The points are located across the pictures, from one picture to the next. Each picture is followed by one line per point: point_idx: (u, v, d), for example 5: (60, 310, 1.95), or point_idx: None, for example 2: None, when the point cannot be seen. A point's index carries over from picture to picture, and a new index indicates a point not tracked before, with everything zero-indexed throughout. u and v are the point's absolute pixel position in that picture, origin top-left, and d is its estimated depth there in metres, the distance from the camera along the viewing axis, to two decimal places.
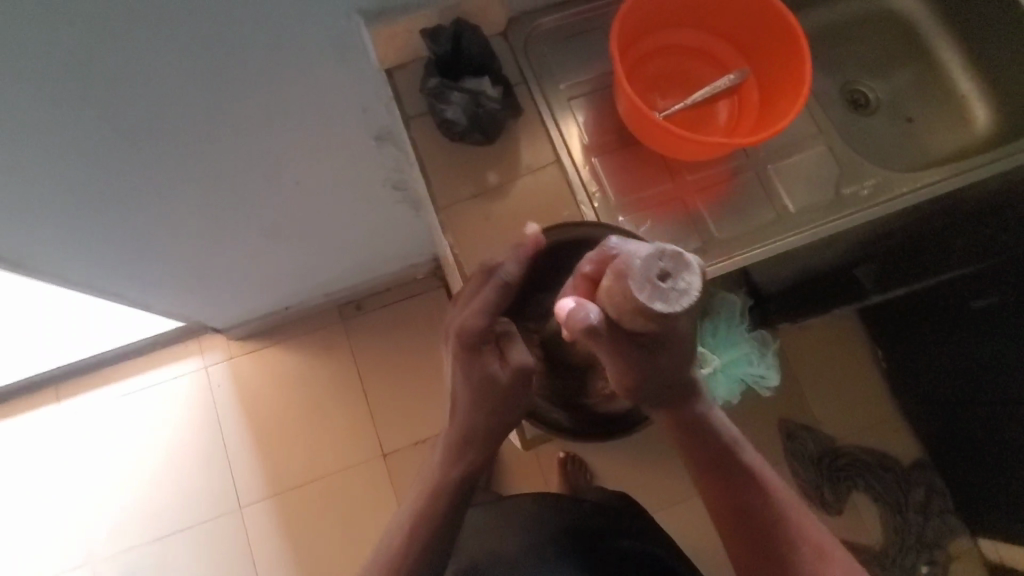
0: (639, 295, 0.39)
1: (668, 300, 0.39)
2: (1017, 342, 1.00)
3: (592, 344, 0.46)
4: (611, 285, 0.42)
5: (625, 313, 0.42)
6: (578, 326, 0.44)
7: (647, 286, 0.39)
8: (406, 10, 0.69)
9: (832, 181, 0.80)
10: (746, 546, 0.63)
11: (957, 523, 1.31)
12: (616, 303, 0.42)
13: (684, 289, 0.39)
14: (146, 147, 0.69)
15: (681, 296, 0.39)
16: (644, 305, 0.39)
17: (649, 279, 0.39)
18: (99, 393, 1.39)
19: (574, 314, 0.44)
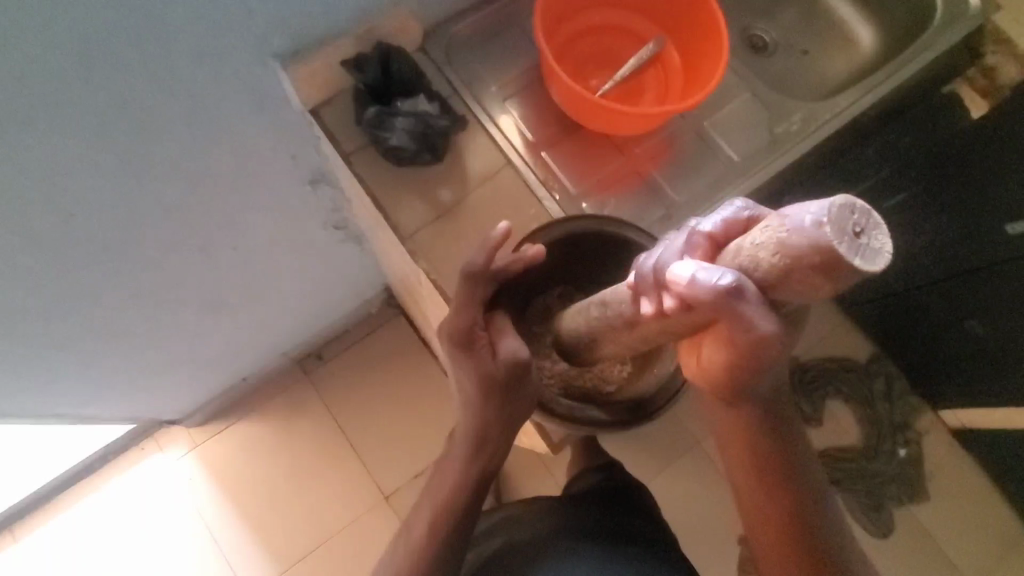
0: (838, 249, 0.33)
1: (868, 256, 0.33)
2: (935, 227, 1.11)
3: (725, 316, 0.41)
4: (785, 241, 0.36)
5: (797, 276, 0.36)
6: (711, 293, 0.40)
7: (846, 238, 0.33)
8: (322, 44, 0.69)
9: (763, 124, 0.85)
10: (791, 546, 0.56)
11: (917, 401, 1.45)
12: (788, 266, 0.36)
13: (879, 249, 0.34)
14: (62, 240, 0.63)
15: (878, 254, 0.33)
16: (841, 259, 0.33)
17: (845, 231, 0.33)
18: (58, 522, 1.27)
19: (701, 281, 0.41)
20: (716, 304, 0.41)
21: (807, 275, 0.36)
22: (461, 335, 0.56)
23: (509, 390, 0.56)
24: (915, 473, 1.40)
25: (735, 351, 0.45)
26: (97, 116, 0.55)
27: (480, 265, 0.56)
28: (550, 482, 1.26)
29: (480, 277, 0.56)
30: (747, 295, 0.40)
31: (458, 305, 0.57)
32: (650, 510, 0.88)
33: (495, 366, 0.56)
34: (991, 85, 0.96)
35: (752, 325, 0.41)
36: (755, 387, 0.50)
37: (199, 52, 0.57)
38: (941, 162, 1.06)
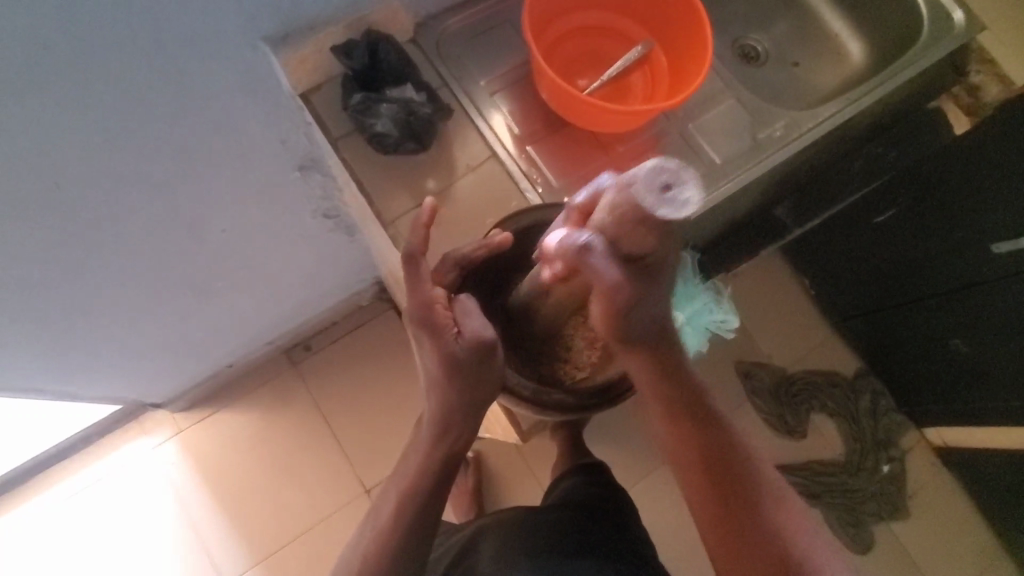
0: (643, 202, 0.41)
1: (671, 207, 0.40)
2: (921, 243, 1.12)
3: (587, 270, 0.49)
4: (614, 201, 0.44)
5: (624, 227, 0.45)
6: (571, 250, 0.48)
7: (651, 195, 0.40)
8: (313, 30, 0.71)
9: (746, 130, 0.86)
10: (709, 493, 0.61)
11: (900, 418, 1.45)
12: (613, 219, 0.45)
13: (683, 200, 0.40)
14: (47, 216, 0.64)
15: (685, 204, 0.40)
16: (646, 211, 0.41)
17: (653, 187, 0.41)
18: (38, 503, 1.27)
19: (565, 241, 0.49)
20: (574, 260, 0.48)
21: (629, 223, 0.43)
22: (419, 315, 0.56)
23: (474, 370, 0.57)
24: (897, 489, 1.40)
25: (604, 306, 0.52)
26: (84, 88, 0.55)
27: (419, 243, 0.57)
28: (532, 482, 1.26)
29: (423, 257, 0.57)
30: (594, 249, 0.47)
31: (410, 284, 0.57)
32: (628, 518, 0.87)
33: (457, 346, 0.56)
34: (976, 103, 1.01)
35: (603, 275, 0.49)
36: (645, 329, 0.56)
37: (188, 30, 0.58)
38: (926, 183, 1.06)
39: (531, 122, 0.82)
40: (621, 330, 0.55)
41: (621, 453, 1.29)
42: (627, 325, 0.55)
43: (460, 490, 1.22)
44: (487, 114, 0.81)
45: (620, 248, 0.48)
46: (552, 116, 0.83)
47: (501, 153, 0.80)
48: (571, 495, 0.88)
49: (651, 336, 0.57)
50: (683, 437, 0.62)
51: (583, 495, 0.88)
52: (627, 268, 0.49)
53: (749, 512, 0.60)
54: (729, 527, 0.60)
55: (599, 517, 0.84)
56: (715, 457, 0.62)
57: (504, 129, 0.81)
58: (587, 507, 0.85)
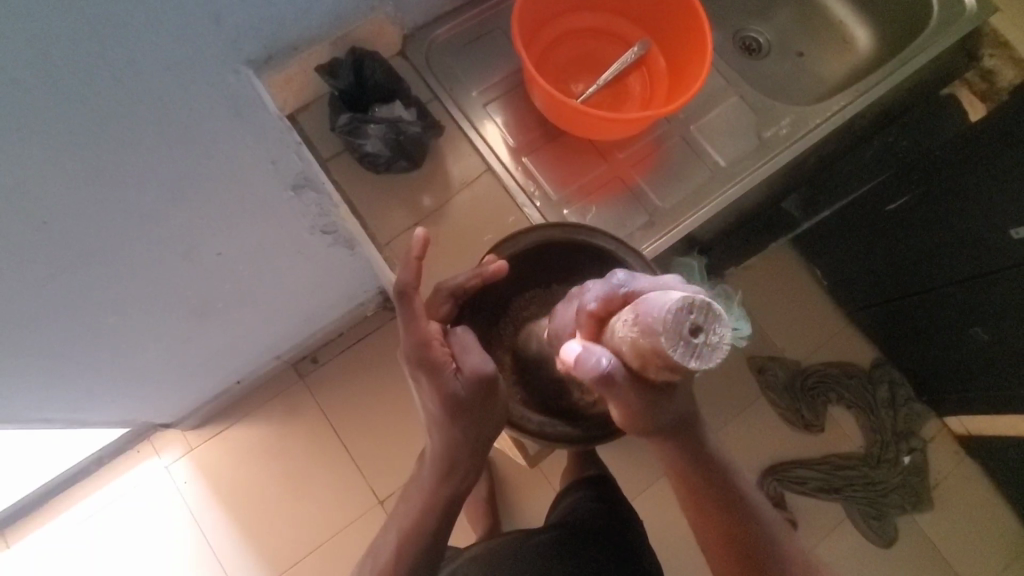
0: (673, 355, 0.39)
1: (702, 359, 0.39)
2: (936, 231, 1.09)
3: (611, 392, 0.48)
4: (636, 340, 0.42)
5: (648, 362, 0.42)
6: (591, 375, 0.46)
7: (680, 346, 0.39)
8: (297, 50, 0.69)
9: (752, 128, 0.83)
10: (709, 520, 0.62)
11: (921, 408, 1.42)
12: (638, 352, 0.42)
13: (715, 346, 0.39)
14: (38, 255, 0.63)
15: (716, 352, 0.39)
16: (675, 363, 0.39)
17: (681, 335, 0.39)
18: (55, 526, 1.28)
19: (582, 363, 0.46)
20: (594, 381, 0.46)
21: (654, 364, 0.42)
22: (416, 353, 0.55)
23: (475, 404, 0.56)
24: (920, 481, 1.37)
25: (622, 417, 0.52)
26: (64, 124, 0.54)
27: (410, 279, 0.54)
28: (545, 490, 1.25)
29: (416, 292, 0.55)
30: (618, 377, 0.46)
31: (407, 322, 0.55)
32: (631, 536, 0.85)
33: (457, 383, 0.55)
34: (990, 88, 0.97)
35: (628, 395, 0.48)
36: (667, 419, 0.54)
37: (169, 60, 0.56)
38: (944, 165, 1.02)
39: (526, 133, 0.80)
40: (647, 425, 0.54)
41: (633, 455, 1.27)
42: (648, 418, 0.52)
43: (473, 505, 1.20)
44: (480, 127, 0.79)
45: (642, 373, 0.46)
46: (547, 125, 0.80)
47: (497, 166, 0.78)
48: (571, 514, 0.86)
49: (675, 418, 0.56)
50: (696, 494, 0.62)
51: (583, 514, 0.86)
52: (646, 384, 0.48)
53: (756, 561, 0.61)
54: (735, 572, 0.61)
55: (598, 540, 0.82)
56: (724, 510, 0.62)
57: (499, 142, 0.79)
58: (586, 527, 0.83)
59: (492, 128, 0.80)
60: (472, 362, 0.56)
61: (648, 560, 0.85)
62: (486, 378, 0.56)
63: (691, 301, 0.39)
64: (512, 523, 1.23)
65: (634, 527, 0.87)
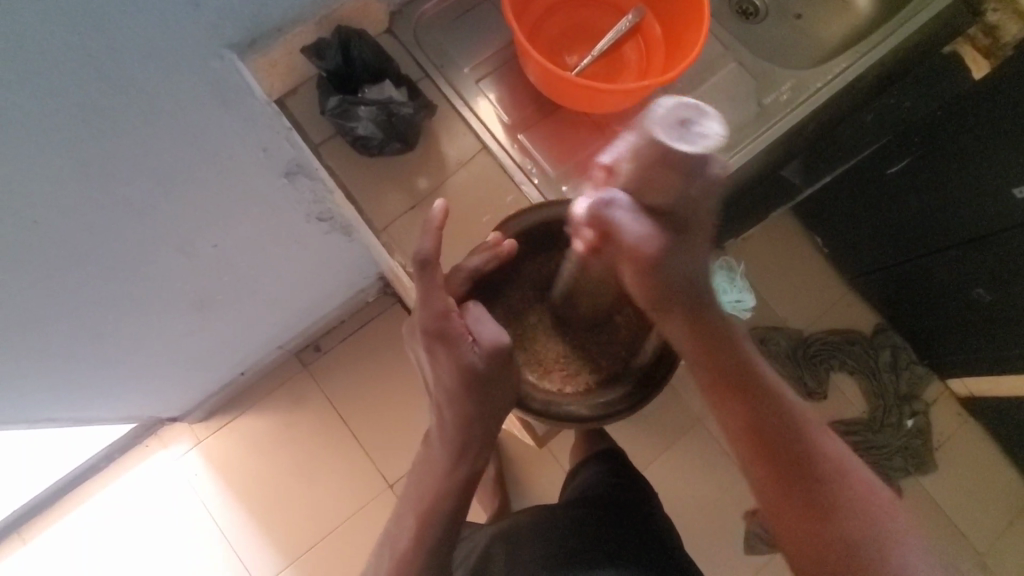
0: (664, 135, 0.43)
1: (694, 141, 0.43)
2: (939, 192, 1.08)
3: (615, 231, 0.51)
4: (633, 146, 0.46)
5: (646, 170, 0.46)
6: (597, 204, 0.51)
7: (673, 128, 0.43)
8: (281, 32, 0.67)
9: (751, 95, 0.82)
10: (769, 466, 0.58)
11: (923, 371, 1.42)
12: (638, 158, 0.46)
13: (706, 132, 0.43)
14: (31, 255, 0.62)
15: (706, 138, 0.43)
16: (668, 144, 0.43)
17: (671, 121, 0.43)
18: (70, 523, 1.29)
19: (594, 201, 0.51)
20: (596, 215, 0.51)
21: (653, 163, 0.45)
22: (434, 325, 0.56)
23: (491, 379, 0.57)
24: (923, 443, 1.38)
25: (636, 277, 0.55)
26: (49, 119, 0.52)
27: (430, 250, 0.55)
28: (553, 467, 1.26)
29: (438, 264, 0.55)
30: (619, 205, 0.50)
31: (424, 294, 0.55)
32: (644, 516, 0.84)
33: (475, 356, 0.56)
34: (994, 44, 0.90)
35: (628, 232, 0.51)
36: (676, 291, 0.56)
37: (152, 49, 0.54)
38: (954, 122, 1.01)
39: (519, 109, 0.78)
40: (659, 289, 0.56)
41: (638, 429, 1.28)
42: (662, 280, 0.55)
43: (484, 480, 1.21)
44: (472, 105, 0.77)
45: (644, 202, 0.50)
46: (541, 100, 0.78)
47: (492, 144, 0.77)
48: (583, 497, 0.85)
49: (686, 294, 0.57)
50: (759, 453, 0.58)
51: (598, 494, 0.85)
52: (660, 220, 0.51)
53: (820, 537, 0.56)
54: (797, 527, 0.57)
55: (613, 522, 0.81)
56: (773, 450, 0.58)
57: (492, 120, 0.77)
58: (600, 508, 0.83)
59: (485, 105, 0.78)
60: (489, 334, 0.56)
61: (672, 540, 0.83)
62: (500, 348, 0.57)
63: (685, 102, 0.44)
64: (522, 501, 1.24)
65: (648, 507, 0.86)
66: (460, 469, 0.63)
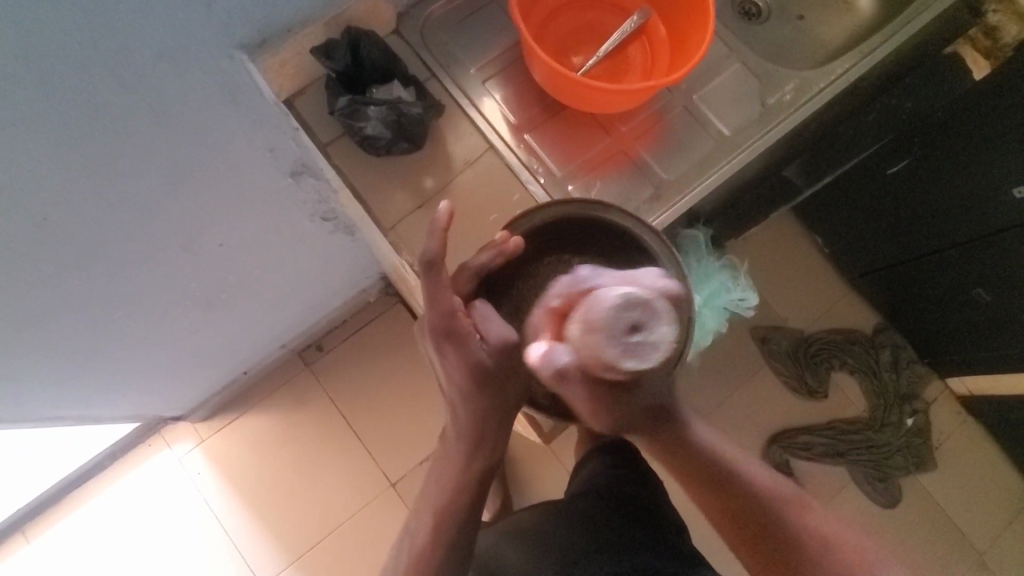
0: (613, 355, 0.54)
1: (641, 358, 0.54)
2: (941, 191, 1.09)
3: (563, 387, 0.58)
4: (595, 318, 0.54)
5: (591, 353, 0.55)
6: (553, 367, 0.56)
7: (618, 344, 0.54)
8: (290, 31, 0.67)
9: (754, 95, 0.82)
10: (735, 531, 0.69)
11: (923, 369, 1.43)
12: (584, 354, 0.56)
13: (652, 349, 0.55)
14: (40, 252, 0.62)
15: (653, 351, 0.55)
16: (613, 362, 0.54)
17: (620, 332, 0.54)
18: (72, 522, 1.29)
19: (546, 360, 0.56)
20: (551, 378, 0.57)
21: (601, 368, 0.55)
22: (441, 324, 0.56)
23: (500, 376, 0.58)
24: (923, 442, 1.39)
25: (583, 407, 0.60)
26: (58, 115, 0.52)
27: (436, 249, 0.55)
28: (555, 466, 1.26)
29: (443, 264, 0.56)
30: (569, 368, 0.56)
31: (432, 293, 0.56)
32: (652, 509, 0.83)
33: (483, 353, 0.57)
34: (994, 46, 0.92)
35: (573, 391, 0.58)
36: (632, 396, 0.61)
37: (161, 47, 0.54)
38: (947, 126, 1.03)
39: (526, 109, 0.78)
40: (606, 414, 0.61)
41: None
42: (610, 412, 0.61)
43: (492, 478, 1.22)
44: (479, 105, 0.78)
45: (589, 368, 0.56)
46: (548, 100, 0.79)
47: (499, 144, 0.77)
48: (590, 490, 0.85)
49: (647, 387, 0.61)
50: (706, 496, 0.70)
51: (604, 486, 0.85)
52: (600, 388, 0.58)
53: (781, 559, 0.66)
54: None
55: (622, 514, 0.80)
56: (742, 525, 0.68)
57: (499, 120, 0.78)
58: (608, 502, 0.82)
59: (492, 105, 0.78)
60: (496, 332, 0.57)
61: (683, 536, 0.83)
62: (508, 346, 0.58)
63: (635, 299, 0.54)
64: (525, 500, 1.25)
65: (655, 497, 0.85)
66: (467, 467, 0.63)
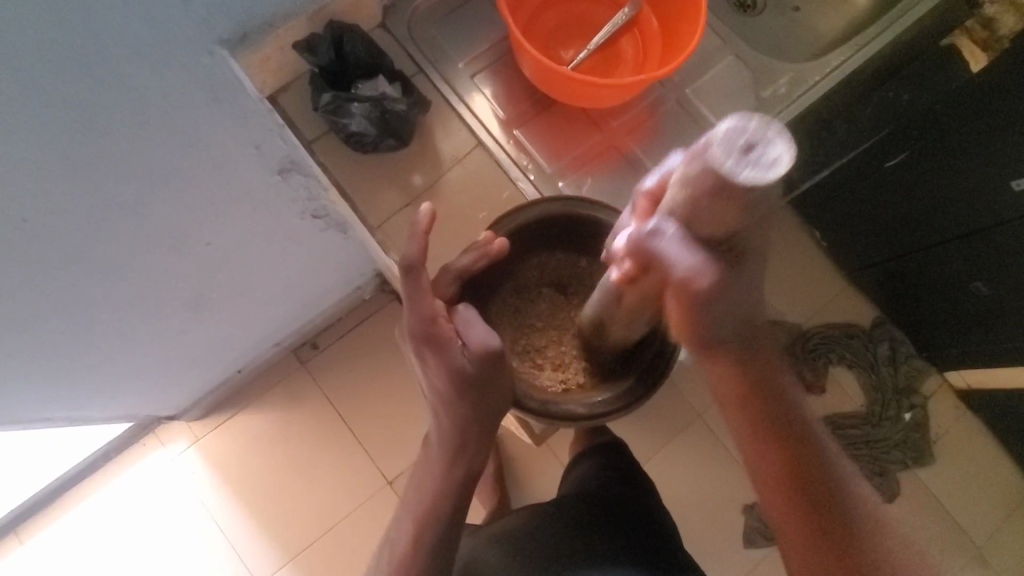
0: (721, 167, 0.38)
1: (753, 169, 0.38)
2: (937, 184, 1.08)
3: (658, 259, 0.48)
4: (688, 175, 0.42)
5: (701, 205, 0.42)
6: (644, 234, 0.47)
7: (731, 157, 0.38)
8: (273, 26, 0.66)
9: (749, 89, 0.81)
10: (798, 508, 0.58)
11: (922, 364, 1.42)
12: (694, 192, 0.42)
13: (772, 159, 0.38)
14: (20, 255, 0.61)
15: (772, 165, 0.38)
16: (721, 176, 0.39)
17: (733, 148, 0.38)
18: (68, 522, 1.29)
19: (639, 229, 0.48)
20: (643, 245, 0.48)
21: (709, 200, 0.41)
22: (422, 330, 0.55)
23: (484, 381, 0.57)
24: (921, 436, 1.38)
25: (680, 309, 0.51)
26: (35, 117, 0.51)
27: (417, 254, 0.54)
28: (552, 463, 1.26)
29: (424, 269, 0.54)
30: (667, 234, 0.46)
31: (413, 299, 0.54)
32: (643, 507, 0.84)
33: (465, 359, 0.55)
34: (991, 36, 0.89)
35: (674, 262, 0.47)
36: (726, 334, 0.54)
37: (139, 45, 0.53)
38: (949, 117, 1.01)
39: (515, 105, 0.77)
40: (702, 330, 0.53)
41: (637, 425, 1.28)
42: (713, 335, 0.54)
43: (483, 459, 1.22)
44: (467, 101, 0.77)
45: (694, 233, 0.46)
46: (537, 96, 0.78)
47: (488, 140, 0.76)
48: (583, 489, 0.85)
49: (736, 336, 0.55)
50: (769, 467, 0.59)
51: (597, 486, 0.85)
52: (711, 255, 0.47)
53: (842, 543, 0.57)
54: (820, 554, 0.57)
55: (613, 511, 0.81)
56: (802, 492, 0.58)
57: (487, 116, 0.77)
58: (603, 499, 0.83)
59: (480, 101, 0.77)
60: (478, 338, 0.56)
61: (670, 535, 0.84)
62: (493, 352, 0.56)
63: (750, 122, 0.39)
64: (521, 499, 1.24)
65: (644, 498, 0.86)
66: (456, 470, 0.62)
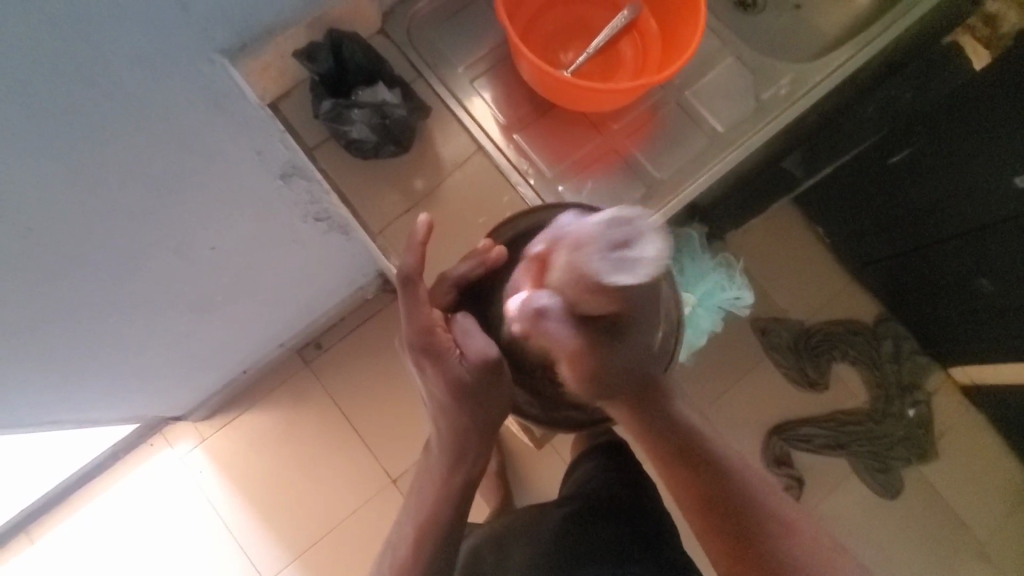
0: (596, 268, 0.43)
1: (628, 270, 0.42)
2: (941, 183, 1.08)
3: (545, 336, 0.49)
4: (572, 263, 0.45)
5: (585, 292, 0.46)
6: (530, 313, 0.48)
7: (607, 258, 0.43)
8: (272, 34, 0.66)
9: (749, 90, 0.80)
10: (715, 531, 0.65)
11: (926, 361, 1.42)
12: (570, 284, 0.46)
13: (642, 260, 0.43)
14: (27, 264, 0.62)
15: (642, 264, 0.42)
16: (603, 277, 0.43)
17: (606, 247, 0.43)
18: (77, 522, 1.30)
19: (524, 304, 0.49)
20: (531, 326, 0.49)
21: (595, 291, 0.45)
22: (420, 341, 0.55)
23: (483, 390, 0.57)
24: (925, 433, 1.38)
25: (572, 372, 0.53)
26: (39, 128, 0.51)
27: (413, 265, 0.55)
28: (554, 461, 1.27)
29: (420, 279, 0.55)
30: (551, 316, 0.48)
31: (409, 310, 0.56)
32: (647, 506, 0.84)
33: (463, 368, 0.56)
34: (994, 34, 0.93)
35: (557, 341, 0.49)
36: (622, 383, 0.57)
37: (139, 57, 0.54)
38: (946, 117, 1.01)
39: (515, 110, 0.77)
40: (597, 378, 0.55)
41: None
42: (603, 385, 0.56)
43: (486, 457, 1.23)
44: (467, 107, 0.77)
45: (576, 315, 0.49)
46: (537, 100, 0.78)
47: (488, 146, 0.76)
48: (581, 493, 0.85)
49: (632, 375, 0.57)
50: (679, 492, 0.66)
51: (595, 488, 0.85)
52: (586, 335, 0.50)
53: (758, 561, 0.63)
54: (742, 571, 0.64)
55: (612, 514, 0.80)
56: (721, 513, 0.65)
57: (488, 122, 0.77)
58: (602, 502, 0.82)
59: (479, 107, 0.77)
60: (476, 348, 0.55)
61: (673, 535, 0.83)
62: (492, 361, 0.56)
63: (624, 220, 0.44)
64: (525, 498, 1.25)
65: (644, 495, 0.85)
66: (457, 473, 0.63)
